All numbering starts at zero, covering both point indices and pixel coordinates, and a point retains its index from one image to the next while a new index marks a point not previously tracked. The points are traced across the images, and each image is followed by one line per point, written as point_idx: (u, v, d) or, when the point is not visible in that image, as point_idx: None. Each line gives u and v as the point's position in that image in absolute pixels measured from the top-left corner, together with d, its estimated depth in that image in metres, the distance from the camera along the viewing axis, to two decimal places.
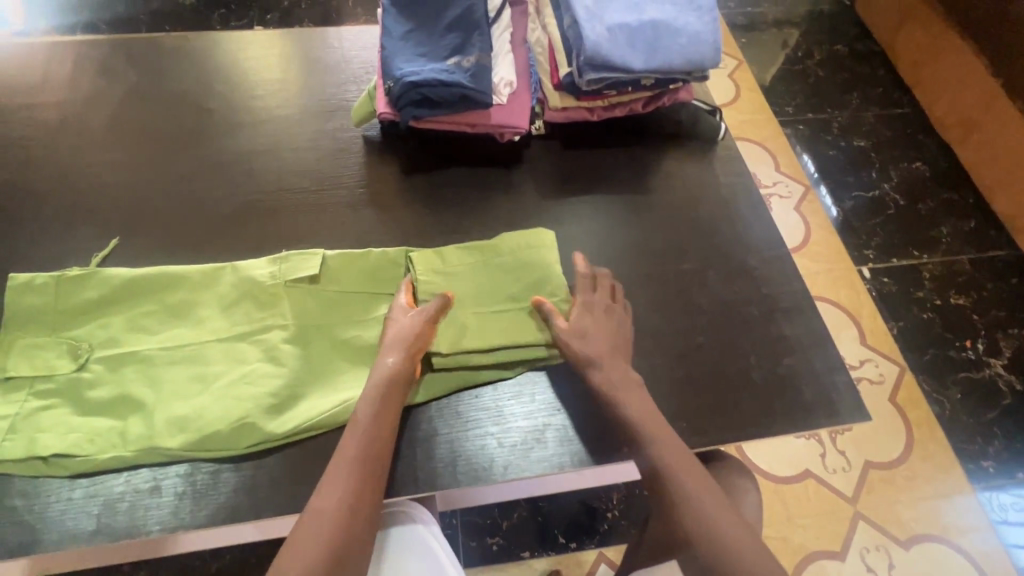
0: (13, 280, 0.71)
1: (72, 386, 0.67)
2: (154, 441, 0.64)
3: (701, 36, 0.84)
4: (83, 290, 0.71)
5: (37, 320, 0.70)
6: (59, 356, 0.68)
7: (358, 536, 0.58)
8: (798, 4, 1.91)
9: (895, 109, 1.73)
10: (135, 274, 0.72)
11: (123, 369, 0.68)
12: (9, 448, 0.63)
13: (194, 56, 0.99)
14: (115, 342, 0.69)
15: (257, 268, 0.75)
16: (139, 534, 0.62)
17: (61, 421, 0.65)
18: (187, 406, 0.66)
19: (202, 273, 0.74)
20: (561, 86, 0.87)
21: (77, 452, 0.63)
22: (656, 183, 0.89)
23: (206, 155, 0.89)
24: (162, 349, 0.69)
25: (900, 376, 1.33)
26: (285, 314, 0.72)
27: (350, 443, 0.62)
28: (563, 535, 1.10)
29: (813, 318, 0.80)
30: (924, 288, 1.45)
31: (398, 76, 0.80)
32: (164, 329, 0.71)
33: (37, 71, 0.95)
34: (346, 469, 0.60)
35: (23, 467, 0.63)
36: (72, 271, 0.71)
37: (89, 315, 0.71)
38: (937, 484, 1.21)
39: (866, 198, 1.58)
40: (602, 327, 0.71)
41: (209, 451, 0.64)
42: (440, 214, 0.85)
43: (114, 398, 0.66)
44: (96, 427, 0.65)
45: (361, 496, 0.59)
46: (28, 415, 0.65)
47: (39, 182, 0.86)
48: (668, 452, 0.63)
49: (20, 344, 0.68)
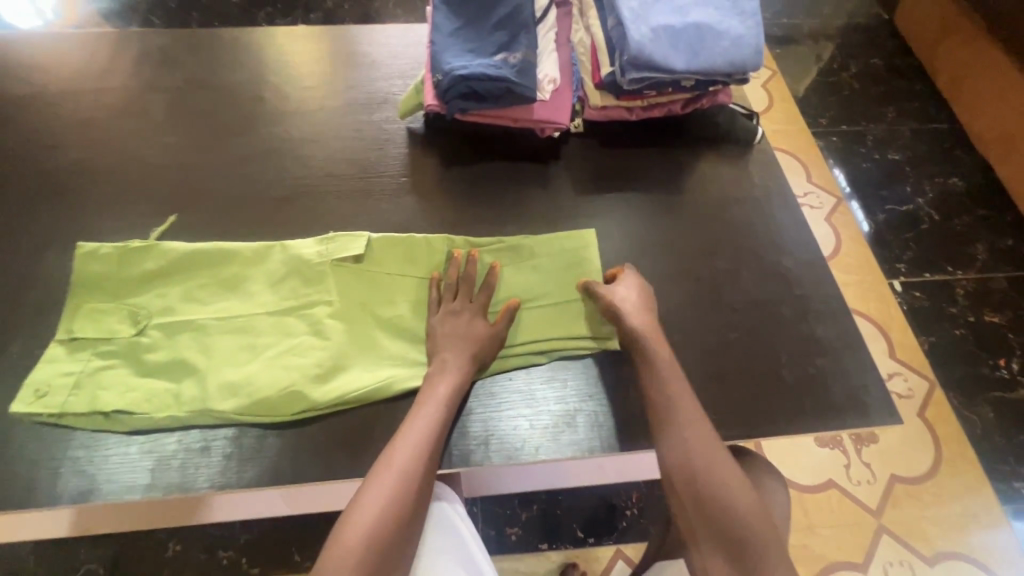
0: (80, 249, 0.76)
1: (131, 349, 0.71)
2: (204, 403, 0.68)
3: (743, 40, 0.86)
4: (144, 260, 0.76)
5: (101, 286, 0.75)
6: (121, 321, 0.72)
7: (421, 483, 0.63)
8: (836, 17, 1.90)
9: (932, 124, 1.71)
10: (188, 250, 0.77)
11: (178, 335, 0.72)
12: (74, 401, 0.67)
13: (248, 48, 1.04)
14: (171, 311, 0.73)
15: (305, 248, 0.78)
16: (191, 490, 0.65)
17: (120, 380, 0.69)
18: (236, 373, 0.70)
19: (253, 251, 0.78)
20: (603, 85, 0.89)
21: (134, 410, 0.67)
22: (690, 183, 0.91)
23: (255, 141, 0.94)
24: (215, 319, 0.73)
25: (930, 392, 1.31)
26: (329, 291, 0.75)
27: (425, 409, 0.66)
28: (581, 530, 1.11)
29: (845, 320, 0.80)
30: (957, 304, 1.43)
31: (448, 70, 0.83)
32: (216, 301, 0.75)
33: (104, 58, 1.01)
34: (414, 426, 0.65)
35: (86, 420, 0.67)
36: (133, 243, 0.76)
37: (148, 284, 0.75)
38: (965, 503, 1.19)
39: (900, 212, 1.57)
40: (627, 295, 0.75)
41: (257, 417, 0.68)
42: (479, 205, 0.88)
43: (169, 361, 0.70)
44: (152, 388, 0.69)
45: (430, 459, 0.64)
46: (91, 373, 0.69)
47: (102, 161, 0.91)
48: (664, 403, 0.67)
49: (85, 309, 0.73)
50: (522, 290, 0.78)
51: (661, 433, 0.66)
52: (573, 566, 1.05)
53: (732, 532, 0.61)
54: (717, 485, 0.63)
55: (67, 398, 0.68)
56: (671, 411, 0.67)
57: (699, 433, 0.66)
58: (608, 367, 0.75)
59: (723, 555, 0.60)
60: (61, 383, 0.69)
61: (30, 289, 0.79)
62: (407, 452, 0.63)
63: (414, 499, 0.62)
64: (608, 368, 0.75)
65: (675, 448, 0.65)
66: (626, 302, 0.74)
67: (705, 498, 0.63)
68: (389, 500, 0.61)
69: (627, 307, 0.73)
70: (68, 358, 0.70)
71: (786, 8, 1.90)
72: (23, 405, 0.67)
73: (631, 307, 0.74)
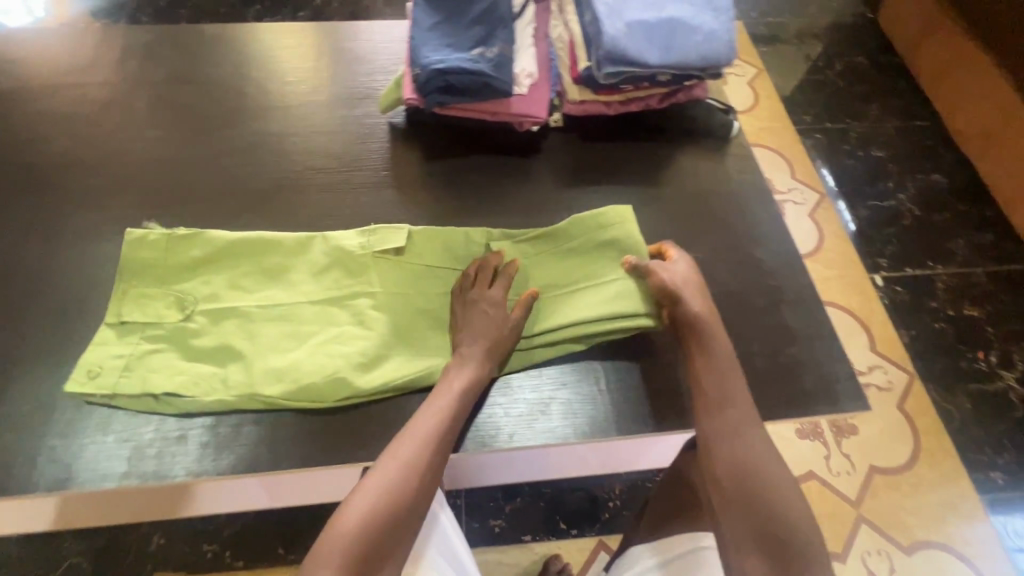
0: (129, 234, 0.76)
1: (178, 334, 0.72)
2: (252, 389, 0.69)
3: (717, 35, 0.87)
4: (190, 248, 0.76)
5: (146, 271, 0.75)
6: (168, 307, 0.73)
7: (424, 476, 0.62)
8: (821, 15, 1.92)
9: (915, 121, 1.73)
10: (233, 239, 0.77)
11: (223, 322, 0.73)
12: (124, 384, 0.68)
13: (231, 43, 1.04)
14: (217, 297, 0.74)
15: (347, 239, 0.79)
16: (167, 478, 0.66)
17: (168, 363, 0.70)
18: (281, 359, 0.70)
19: (297, 240, 0.78)
20: (580, 80, 0.90)
21: (183, 393, 0.68)
22: (668, 176, 0.92)
23: (236, 136, 0.94)
24: (259, 307, 0.74)
25: (909, 384, 1.33)
26: (372, 283, 0.76)
27: (435, 404, 0.67)
28: (565, 521, 1.12)
29: (817, 310, 0.82)
30: (937, 298, 1.45)
31: (425, 64, 0.84)
32: (260, 289, 0.75)
33: (87, 53, 1.02)
34: (427, 419, 0.66)
35: (135, 402, 0.68)
36: (180, 230, 0.76)
37: (195, 270, 0.76)
38: (943, 493, 1.21)
39: (883, 208, 1.58)
40: (681, 277, 0.73)
41: (304, 401, 0.69)
42: (458, 198, 0.89)
43: (217, 346, 0.71)
44: (199, 372, 0.70)
45: (434, 453, 0.64)
46: (141, 356, 0.70)
47: (83, 155, 0.91)
48: (718, 391, 0.68)
49: (133, 292, 0.74)
50: (555, 278, 0.78)
51: (711, 420, 0.67)
52: (556, 557, 1.06)
53: (776, 531, 0.60)
54: (770, 484, 0.62)
55: (116, 380, 0.68)
56: (725, 401, 0.68)
57: (750, 427, 0.67)
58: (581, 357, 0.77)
59: (765, 554, 0.59)
60: (111, 364, 0.69)
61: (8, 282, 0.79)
62: (413, 442, 0.64)
63: (414, 492, 0.61)
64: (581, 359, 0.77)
65: (726, 435, 0.66)
66: (683, 284, 0.73)
67: (752, 489, 0.62)
68: (390, 489, 0.60)
69: (683, 289, 0.72)
70: (118, 341, 0.71)
71: (772, 7, 1.92)
72: (76, 385, 0.68)
73: (688, 290, 0.72)
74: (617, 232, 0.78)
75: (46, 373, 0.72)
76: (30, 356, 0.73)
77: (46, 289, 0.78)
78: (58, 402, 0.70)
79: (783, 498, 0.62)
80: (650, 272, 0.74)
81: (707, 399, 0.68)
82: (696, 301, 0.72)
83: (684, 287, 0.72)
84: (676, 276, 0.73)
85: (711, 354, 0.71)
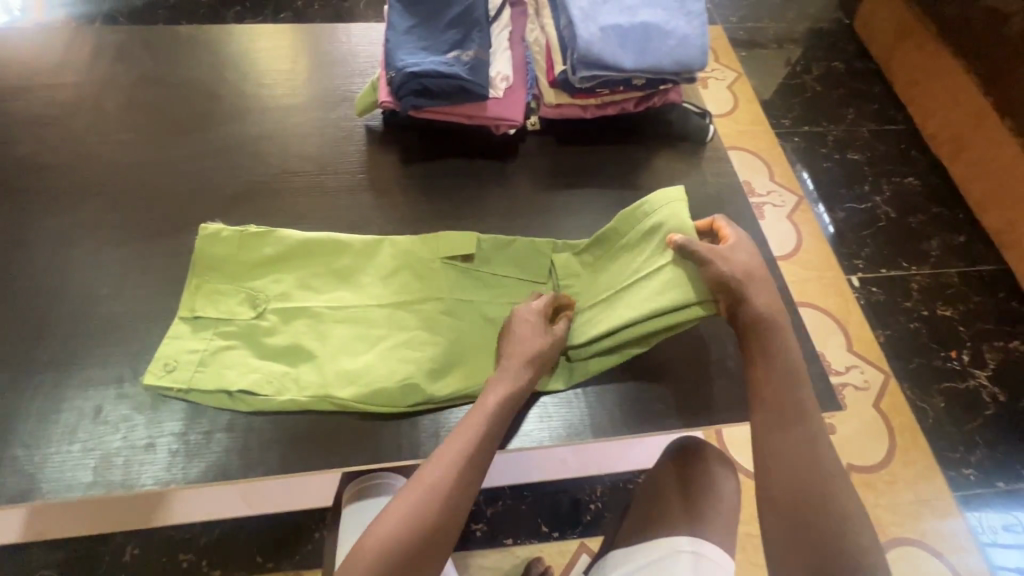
0: (203, 229, 0.75)
1: (250, 332, 0.72)
2: (327, 390, 0.69)
3: (690, 39, 0.88)
4: (262, 246, 0.76)
5: (219, 267, 0.75)
6: (240, 303, 0.73)
7: (457, 497, 0.61)
8: (799, 21, 1.95)
9: (890, 125, 1.77)
10: (306, 238, 0.77)
11: (296, 321, 0.73)
12: (200, 379, 0.69)
13: (205, 45, 1.03)
14: (288, 297, 0.74)
15: (412, 243, 0.79)
16: (135, 487, 0.64)
17: (241, 360, 0.70)
18: (354, 363, 0.71)
19: (365, 243, 0.79)
20: (556, 83, 0.91)
21: (258, 392, 0.68)
22: (644, 180, 0.93)
23: (210, 139, 0.93)
24: (329, 307, 0.74)
25: (885, 383, 1.35)
26: (438, 288, 0.76)
27: (470, 419, 0.65)
28: (546, 524, 1.11)
29: (791, 312, 0.83)
30: (912, 299, 1.48)
31: (400, 67, 0.84)
32: (329, 290, 0.76)
33: (58, 54, 1.00)
34: (461, 437, 0.64)
35: (209, 398, 0.69)
36: (254, 229, 0.76)
37: (265, 267, 0.76)
38: (918, 490, 1.23)
39: (859, 210, 1.61)
40: (744, 268, 0.68)
41: (376, 406, 0.69)
42: (436, 202, 0.88)
43: (289, 346, 0.71)
44: (272, 371, 0.70)
45: (467, 473, 0.62)
46: (215, 352, 0.70)
47: (51, 157, 0.89)
48: (782, 408, 0.65)
49: (206, 287, 0.74)
50: (612, 280, 0.76)
51: (775, 437, 0.65)
52: (538, 560, 1.06)
53: (826, 551, 0.59)
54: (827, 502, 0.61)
55: (192, 375, 0.69)
56: (789, 419, 0.65)
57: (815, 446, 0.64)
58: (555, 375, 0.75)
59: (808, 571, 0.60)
60: (187, 359, 0.70)
61: None
62: (446, 462, 0.62)
63: (446, 512, 0.60)
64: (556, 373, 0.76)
65: (790, 455, 0.64)
66: (747, 277, 0.68)
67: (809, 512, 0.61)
68: (421, 510, 0.60)
69: (748, 284, 0.68)
70: (192, 335, 0.71)
71: (751, 12, 1.95)
72: (154, 377, 0.69)
73: (752, 284, 0.68)
74: (664, 217, 0.74)
75: (10, 380, 0.70)
76: None
77: (12, 295, 0.76)
78: (23, 411, 0.68)
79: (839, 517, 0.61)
80: (705, 260, 0.68)
81: (772, 415, 0.65)
82: (761, 298, 0.68)
83: (743, 281, 0.67)
84: (734, 267, 0.68)
85: (778, 357, 0.67)
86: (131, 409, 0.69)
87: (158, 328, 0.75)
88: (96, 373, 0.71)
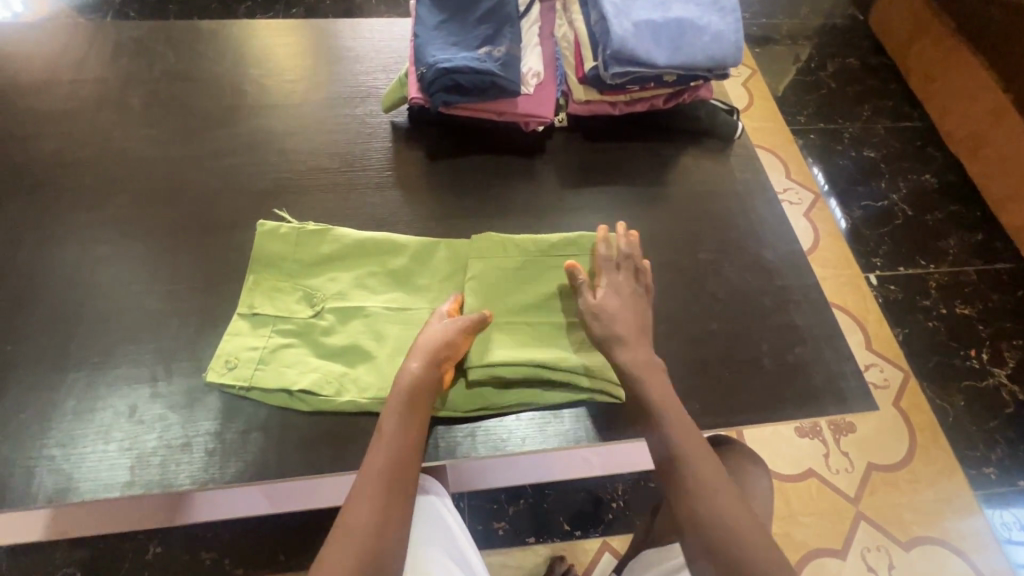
0: (261, 226, 0.78)
1: (308, 331, 0.72)
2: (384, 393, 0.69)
3: (724, 35, 0.87)
4: (317, 244, 0.77)
5: (274, 265, 0.76)
6: (297, 302, 0.74)
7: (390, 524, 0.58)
8: (814, 17, 1.94)
9: (906, 122, 1.76)
10: (362, 237, 0.78)
11: (351, 321, 0.73)
12: (260, 376, 0.69)
13: (228, 40, 1.02)
14: (344, 296, 0.75)
15: (468, 246, 0.80)
16: (172, 487, 0.64)
17: (299, 358, 0.71)
18: None
19: (420, 245, 0.79)
20: (586, 80, 0.90)
21: (317, 391, 0.68)
22: (673, 176, 0.92)
23: (235, 135, 0.92)
24: (385, 308, 0.74)
25: (905, 381, 1.35)
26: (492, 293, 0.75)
27: (375, 462, 0.61)
28: (568, 522, 1.11)
29: (825, 311, 0.82)
30: (930, 297, 1.47)
31: (431, 62, 0.83)
32: (384, 291, 0.76)
33: (77, 49, 0.98)
34: (379, 469, 0.60)
35: (268, 397, 0.69)
36: (311, 226, 0.77)
37: (320, 268, 0.77)
38: (940, 489, 1.23)
39: (875, 208, 1.61)
40: (623, 312, 0.71)
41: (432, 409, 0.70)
42: (464, 198, 0.88)
43: (347, 345, 0.71)
44: (331, 370, 0.70)
45: (389, 495, 0.59)
46: (273, 350, 0.71)
47: (73, 153, 0.88)
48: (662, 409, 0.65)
49: (265, 284, 0.75)
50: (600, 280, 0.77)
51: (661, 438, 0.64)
52: (560, 558, 1.05)
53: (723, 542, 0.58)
54: (689, 496, 0.61)
55: (253, 372, 0.69)
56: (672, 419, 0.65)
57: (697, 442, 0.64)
58: (527, 412, 0.72)
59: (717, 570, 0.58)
60: (246, 357, 0.70)
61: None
62: (363, 497, 0.58)
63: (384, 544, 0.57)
64: (531, 415, 0.72)
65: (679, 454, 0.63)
66: (620, 320, 0.70)
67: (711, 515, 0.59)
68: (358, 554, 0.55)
69: (627, 329, 0.70)
70: (251, 333, 0.72)
71: (765, 8, 1.94)
72: (217, 374, 0.69)
73: (630, 328, 0.70)
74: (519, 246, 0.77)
75: (42, 379, 0.69)
76: (25, 362, 0.70)
77: (41, 293, 0.75)
78: (55, 410, 0.68)
79: (705, 500, 0.60)
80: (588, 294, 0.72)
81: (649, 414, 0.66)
82: (639, 348, 0.69)
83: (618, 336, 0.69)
84: (607, 328, 0.70)
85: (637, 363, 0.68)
86: (166, 408, 0.68)
87: (189, 325, 0.74)
88: (128, 372, 0.70)
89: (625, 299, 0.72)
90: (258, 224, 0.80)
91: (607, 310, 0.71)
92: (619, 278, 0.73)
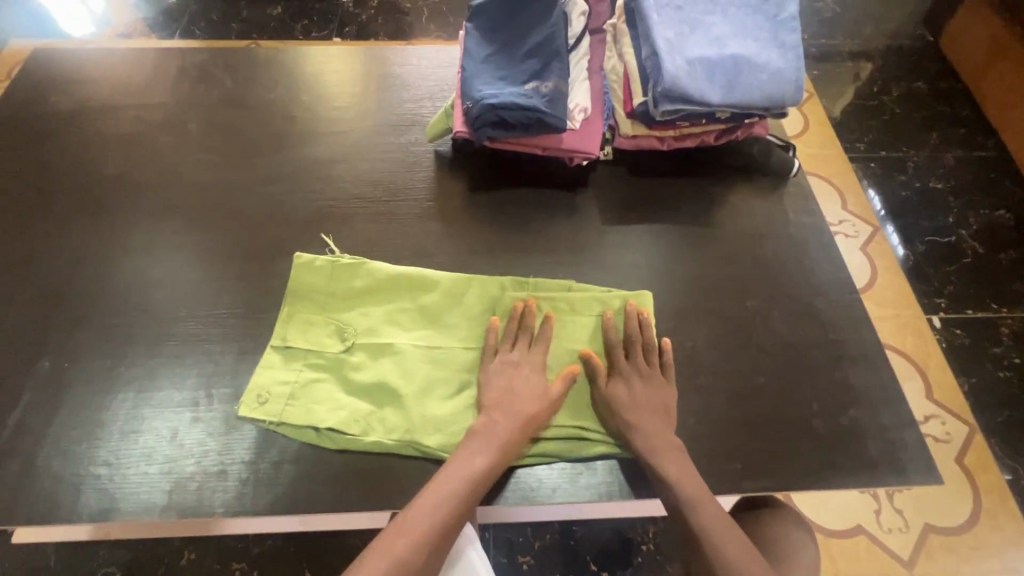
0: (298, 259, 0.80)
1: (338, 365, 0.73)
2: (412, 435, 0.69)
3: (782, 73, 0.83)
4: (353, 277, 0.79)
5: (311, 298, 0.78)
6: (329, 335, 0.75)
7: (443, 533, 0.62)
8: (878, 37, 1.84)
9: (979, 151, 1.64)
10: (397, 272, 0.79)
11: (381, 358, 0.73)
12: (290, 411, 0.70)
13: (282, 66, 1.05)
14: (375, 332, 0.75)
15: (502, 286, 0.78)
16: (206, 514, 0.65)
17: (329, 395, 0.71)
18: (439, 408, 0.70)
19: (454, 281, 0.79)
20: (634, 114, 0.88)
21: (345, 429, 0.69)
22: (722, 216, 0.88)
23: (282, 162, 0.94)
24: (417, 346, 0.74)
25: (969, 437, 1.24)
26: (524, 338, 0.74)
27: (454, 472, 0.64)
28: (595, 563, 1.08)
29: (884, 370, 0.77)
30: (1002, 345, 1.36)
31: (477, 98, 0.83)
32: (416, 329, 0.76)
33: (144, 74, 1.03)
34: (455, 481, 0.64)
35: (298, 433, 0.70)
36: (346, 260, 0.78)
37: (354, 301, 0.78)
38: (1008, 559, 1.12)
39: (941, 243, 1.50)
40: (640, 395, 0.70)
41: None
42: (503, 231, 0.87)
43: (375, 382, 0.71)
44: (359, 408, 0.70)
45: (456, 509, 0.63)
46: (303, 385, 0.72)
47: (135, 176, 0.92)
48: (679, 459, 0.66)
49: (298, 317, 0.76)
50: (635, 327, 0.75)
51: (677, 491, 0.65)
52: None
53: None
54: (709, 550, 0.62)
55: (283, 408, 0.70)
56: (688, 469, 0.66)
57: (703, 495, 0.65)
58: (559, 464, 0.70)
59: None
60: (278, 391, 0.71)
61: (58, 304, 0.80)
62: (433, 500, 0.63)
63: (429, 550, 0.61)
64: (563, 469, 0.70)
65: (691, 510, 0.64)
66: (637, 406, 0.69)
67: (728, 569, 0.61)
68: (408, 550, 0.60)
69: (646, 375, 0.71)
70: (283, 366, 0.73)
71: (825, 28, 1.86)
72: (248, 409, 0.70)
73: (645, 410, 0.69)
74: (551, 293, 0.78)
75: (95, 398, 0.72)
76: (80, 382, 0.74)
77: (98, 313, 0.79)
78: (105, 429, 0.70)
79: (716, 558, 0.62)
80: (604, 381, 0.72)
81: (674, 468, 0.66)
82: (652, 426, 0.68)
83: (629, 419, 0.69)
84: (619, 413, 0.69)
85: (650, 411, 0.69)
86: (206, 434, 0.70)
87: (230, 352, 0.76)
88: (173, 396, 0.72)
89: (642, 381, 0.71)
90: (296, 254, 0.82)
91: (621, 398, 0.70)
92: (636, 360, 0.73)
